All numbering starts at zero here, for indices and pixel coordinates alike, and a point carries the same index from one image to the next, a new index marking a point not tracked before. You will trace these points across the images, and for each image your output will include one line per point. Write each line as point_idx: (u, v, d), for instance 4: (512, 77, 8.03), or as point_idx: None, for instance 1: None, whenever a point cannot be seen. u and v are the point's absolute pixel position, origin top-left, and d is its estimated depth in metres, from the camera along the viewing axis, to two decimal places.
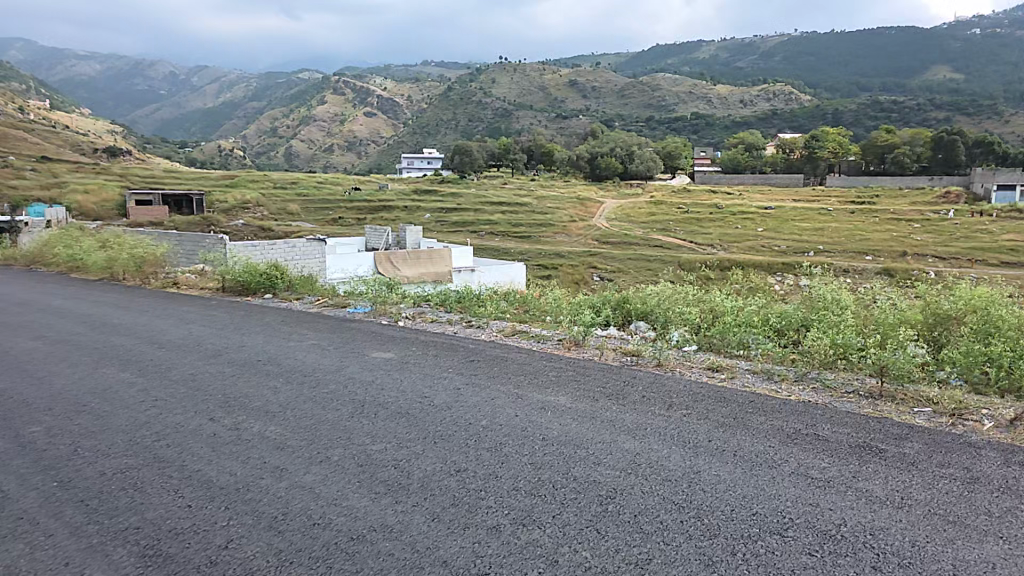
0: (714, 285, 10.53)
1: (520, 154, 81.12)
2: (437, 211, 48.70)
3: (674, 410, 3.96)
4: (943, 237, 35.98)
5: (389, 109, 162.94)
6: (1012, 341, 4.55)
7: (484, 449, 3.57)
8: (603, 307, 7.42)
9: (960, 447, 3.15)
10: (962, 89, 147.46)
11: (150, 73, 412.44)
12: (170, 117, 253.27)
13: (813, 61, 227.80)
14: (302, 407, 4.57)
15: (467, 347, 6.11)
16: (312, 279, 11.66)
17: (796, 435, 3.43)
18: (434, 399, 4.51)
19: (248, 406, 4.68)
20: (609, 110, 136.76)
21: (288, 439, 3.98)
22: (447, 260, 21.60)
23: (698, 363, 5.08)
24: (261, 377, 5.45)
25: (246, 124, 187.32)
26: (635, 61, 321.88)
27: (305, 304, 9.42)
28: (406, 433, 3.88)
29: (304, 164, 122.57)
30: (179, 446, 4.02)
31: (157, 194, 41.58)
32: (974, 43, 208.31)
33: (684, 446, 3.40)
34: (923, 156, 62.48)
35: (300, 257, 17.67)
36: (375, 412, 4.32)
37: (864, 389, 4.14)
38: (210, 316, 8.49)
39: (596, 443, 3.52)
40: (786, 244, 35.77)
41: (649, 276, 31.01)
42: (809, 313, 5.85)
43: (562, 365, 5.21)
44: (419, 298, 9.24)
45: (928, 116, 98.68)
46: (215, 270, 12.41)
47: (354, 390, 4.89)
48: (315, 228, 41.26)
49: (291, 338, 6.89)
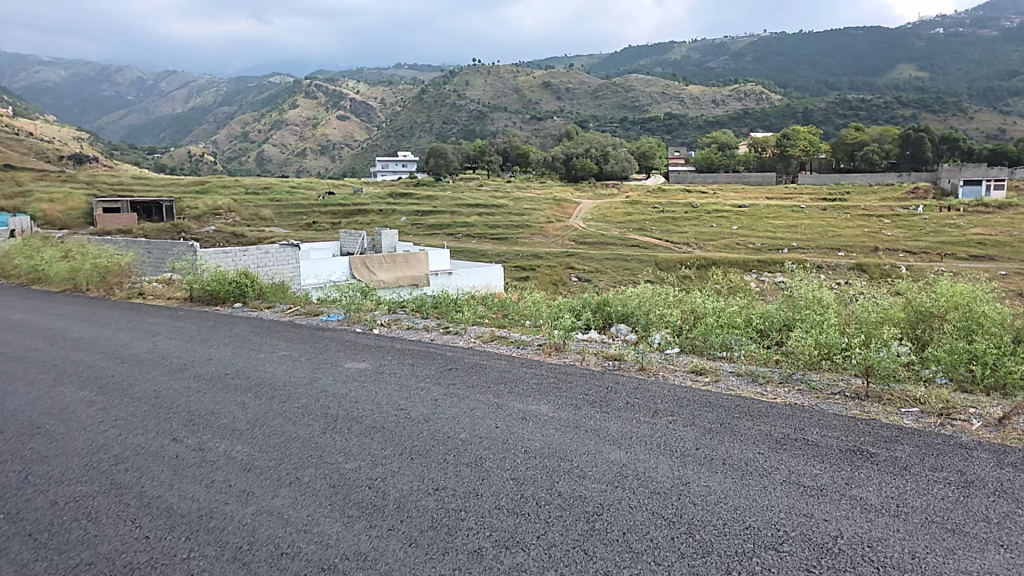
0: (691, 283, 10.53)
1: (495, 156, 81.14)
2: (414, 214, 48.30)
3: (659, 417, 3.84)
4: (912, 232, 36.76)
5: (362, 112, 161.84)
6: (996, 339, 4.53)
7: (465, 463, 3.41)
8: (583, 310, 7.28)
9: (950, 449, 3.09)
10: (928, 87, 151.59)
11: (117, 79, 404.34)
12: (138, 123, 248.01)
13: (782, 61, 232.27)
14: (271, 423, 4.36)
15: (445, 355, 5.94)
16: (284, 286, 11.40)
17: (785, 441, 3.32)
18: (411, 411, 4.33)
19: (214, 423, 4.45)
20: (583, 111, 137.68)
21: (256, 458, 3.78)
22: (423, 263, 21.42)
23: (681, 366, 4.97)
24: (228, 393, 5.20)
25: (217, 129, 184.29)
26: (608, 62, 324.02)
27: (276, 313, 9.15)
28: (381, 449, 3.70)
29: (277, 169, 120.73)
30: (137, 470, 3.77)
31: (125, 201, 40.58)
32: (938, 43, 214.39)
33: (671, 455, 3.28)
34: (891, 152, 64.04)
35: (272, 263, 17.26)
36: (349, 427, 4.14)
37: (850, 390, 4.07)
38: (177, 327, 8.18)
39: (582, 454, 3.39)
40: (760, 241, 36.16)
41: (627, 276, 31.15)
42: (792, 313, 5.79)
43: (543, 371, 5.08)
44: (396, 304, 9.05)
45: (895, 113, 101.10)
46: (183, 279, 12.03)
47: (327, 403, 4.70)
48: (289, 233, 40.60)
49: (261, 350, 6.64)
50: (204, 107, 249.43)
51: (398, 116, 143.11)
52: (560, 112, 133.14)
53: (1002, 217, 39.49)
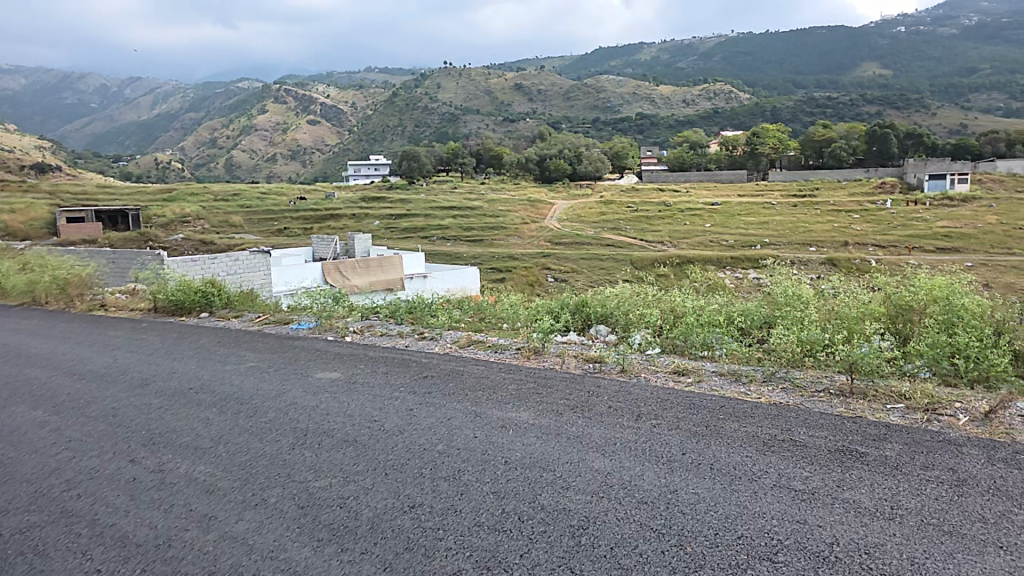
0: (666, 281, 10.44)
1: (469, 158, 80.87)
2: (387, 218, 47.80)
3: (643, 421, 3.72)
4: (880, 226, 37.49)
5: (333, 117, 160.04)
6: (978, 332, 4.52)
7: (442, 477, 3.25)
8: (561, 312, 7.14)
9: (940, 446, 3.02)
10: (892, 84, 155.35)
11: (79, 87, 394.55)
12: (102, 131, 241.83)
13: (750, 61, 236.35)
14: (237, 440, 4.13)
15: (420, 362, 5.73)
16: (253, 294, 11.04)
17: (771, 442, 3.23)
18: (385, 423, 4.14)
19: (175, 442, 4.20)
20: (555, 113, 138.23)
21: (219, 479, 3.54)
22: (397, 267, 21.16)
23: (664, 367, 4.87)
24: (192, 408, 4.93)
25: (184, 136, 180.39)
26: (579, 64, 326.00)
27: (244, 322, 8.84)
28: (353, 465, 3.51)
29: (246, 175, 118.57)
30: (90, 496, 3.51)
31: (89, 210, 39.36)
32: (899, 42, 219.92)
33: (657, 462, 3.15)
34: (858, 149, 65.41)
35: (242, 270, 16.77)
36: (319, 442, 3.93)
37: (834, 387, 4.01)
38: (139, 340, 7.83)
39: (565, 463, 3.25)
40: (733, 238, 36.54)
41: (604, 275, 31.18)
42: (772, 312, 5.75)
43: (522, 377, 4.91)
44: (369, 310, 8.80)
45: (860, 111, 103.40)
46: (147, 289, 11.56)
47: (296, 416, 4.49)
48: (260, 240, 39.82)
49: (227, 361, 6.37)
50: (170, 113, 244.40)
51: (370, 120, 141.79)
52: (533, 114, 133.18)
53: (966, 210, 40.58)
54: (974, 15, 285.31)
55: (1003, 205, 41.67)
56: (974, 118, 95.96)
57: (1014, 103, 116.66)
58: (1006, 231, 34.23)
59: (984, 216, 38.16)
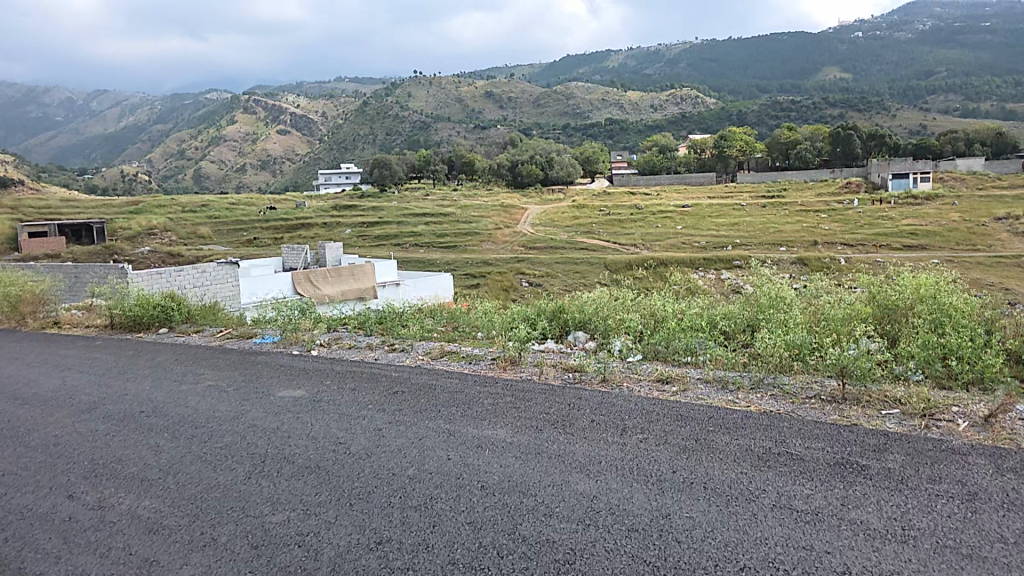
0: (640, 286, 10.22)
1: (440, 165, 80.51)
2: (359, 226, 47.06)
3: (629, 436, 3.48)
4: (848, 225, 38.23)
5: (303, 126, 158.18)
6: (971, 332, 4.41)
7: (412, 506, 2.95)
8: (538, 319, 6.87)
9: (945, 456, 2.84)
10: (853, 87, 159.57)
11: (41, 99, 384.20)
12: (64, 144, 235.77)
13: (716, 67, 241.12)
14: (188, 470, 3.76)
15: (390, 376, 5.42)
16: (216, 308, 10.53)
17: (767, 456, 3.02)
18: (351, 445, 3.82)
19: (120, 474, 3.82)
20: (526, 119, 138.80)
21: (165, 517, 3.18)
22: (370, 275, 20.68)
23: (646, 375, 4.65)
24: (142, 435, 4.52)
25: (149, 148, 176.62)
26: (549, 71, 328.93)
27: (206, 337, 8.35)
28: (315, 496, 3.19)
29: (214, 185, 116.35)
30: (19, 540, 3.12)
31: (53, 224, 37.76)
32: (859, 45, 226.36)
33: (646, 482, 2.91)
34: (824, 150, 66.83)
35: (210, 283, 16.16)
36: (278, 469, 3.60)
37: (824, 393, 3.84)
38: (93, 359, 7.32)
39: (547, 487, 2.98)
40: (705, 239, 36.87)
41: (579, 279, 31.19)
42: (756, 314, 5.58)
43: (499, 391, 4.60)
44: (337, 321, 8.44)
45: (824, 113, 105.91)
46: (103, 305, 10.96)
47: (254, 440, 4.14)
48: (229, 251, 38.80)
49: (183, 381, 5.95)
50: (133, 126, 239.24)
51: (340, 128, 140.34)
52: (503, 120, 133.63)
53: (930, 208, 41.67)
54: (929, 19, 295.71)
55: (964, 203, 42.93)
56: (932, 119, 99.09)
57: (970, 104, 120.87)
58: (969, 228, 35.25)
59: (948, 214, 39.24)
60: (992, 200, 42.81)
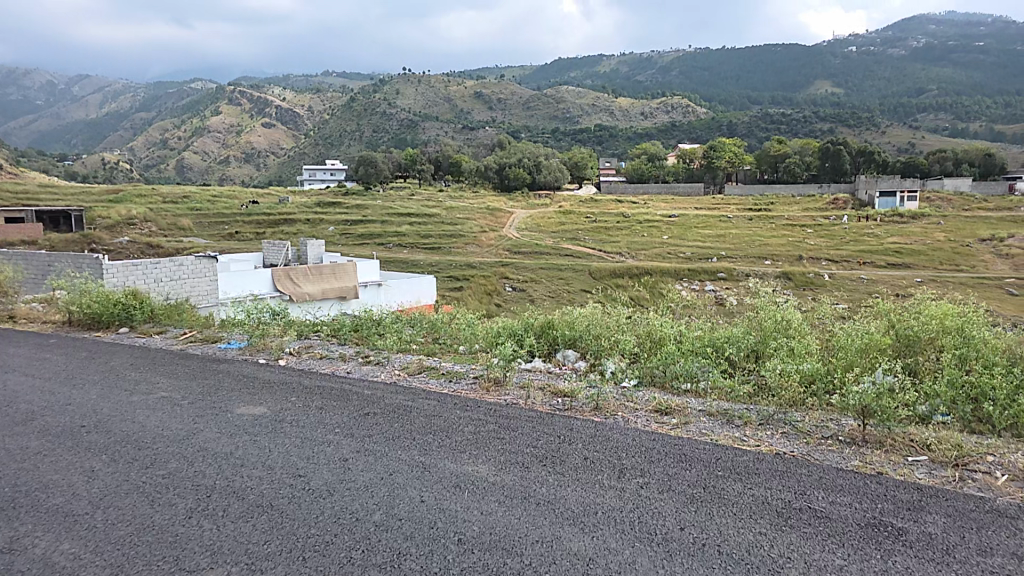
0: (627, 296, 9.69)
1: (427, 164, 79.81)
2: (342, 224, 46.31)
3: (626, 480, 3.07)
4: (832, 241, 38.44)
5: (289, 118, 155.94)
6: (1002, 372, 4.15)
7: (376, 564, 2.50)
8: (525, 335, 6.43)
9: (988, 519, 2.59)
10: (843, 101, 161.59)
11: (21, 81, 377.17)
12: (46, 129, 229.98)
13: (707, 77, 243.12)
14: (123, 505, 3.18)
15: (361, 395, 4.92)
16: (182, 306, 9.88)
17: (788, 512, 2.66)
18: (312, 479, 3.34)
19: (42, 507, 3.18)
20: (516, 121, 138.53)
21: (84, 566, 2.62)
22: (351, 274, 19.90)
23: (643, 404, 4.24)
24: (77, 456, 3.88)
25: (132, 137, 172.73)
26: (540, 73, 329.74)
27: (167, 339, 7.79)
28: (263, 545, 2.72)
29: (197, 176, 114.38)
30: None
31: (27, 210, 36.32)
32: (851, 60, 229.15)
33: (651, 542, 2.50)
34: (813, 164, 67.41)
35: (186, 277, 15.41)
36: (225, 507, 3.09)
37: (842, 432, 3.58)
38: (41, 361, 6.71)
39: (536, 543, 2.56)
40: (690, 250, 36.81)
41: (562, 285, 30.99)
42: (760, 338, 5.25)
43: (482, 418, 4.17)
44: (309, 327, 7.89)
45: (814, 128, 106.93)
46: (63, 298, 10.21)
47: (203, 468, 3.61)
48: (210, 244, 37.68)
49: (134, 392, 5.33)
50: (117, 113, 234.47)
51: (327, 124, 138.89)
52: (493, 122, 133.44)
53: (915, 227, 41.98)
54: (921, 37, 298.90)
55: (948, 222, 43.38)
56: (921, 138, 100.38)
57: (959, 125, 122.54)
58: (953, 248, 35.55)
59: (934, 233, 39.57)
60: (976, 221, 43.39)
